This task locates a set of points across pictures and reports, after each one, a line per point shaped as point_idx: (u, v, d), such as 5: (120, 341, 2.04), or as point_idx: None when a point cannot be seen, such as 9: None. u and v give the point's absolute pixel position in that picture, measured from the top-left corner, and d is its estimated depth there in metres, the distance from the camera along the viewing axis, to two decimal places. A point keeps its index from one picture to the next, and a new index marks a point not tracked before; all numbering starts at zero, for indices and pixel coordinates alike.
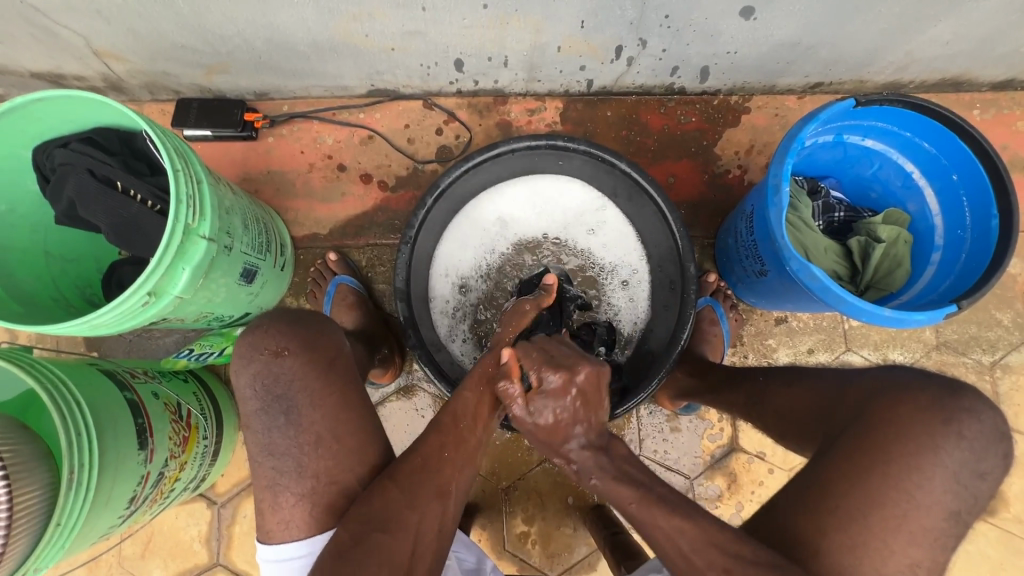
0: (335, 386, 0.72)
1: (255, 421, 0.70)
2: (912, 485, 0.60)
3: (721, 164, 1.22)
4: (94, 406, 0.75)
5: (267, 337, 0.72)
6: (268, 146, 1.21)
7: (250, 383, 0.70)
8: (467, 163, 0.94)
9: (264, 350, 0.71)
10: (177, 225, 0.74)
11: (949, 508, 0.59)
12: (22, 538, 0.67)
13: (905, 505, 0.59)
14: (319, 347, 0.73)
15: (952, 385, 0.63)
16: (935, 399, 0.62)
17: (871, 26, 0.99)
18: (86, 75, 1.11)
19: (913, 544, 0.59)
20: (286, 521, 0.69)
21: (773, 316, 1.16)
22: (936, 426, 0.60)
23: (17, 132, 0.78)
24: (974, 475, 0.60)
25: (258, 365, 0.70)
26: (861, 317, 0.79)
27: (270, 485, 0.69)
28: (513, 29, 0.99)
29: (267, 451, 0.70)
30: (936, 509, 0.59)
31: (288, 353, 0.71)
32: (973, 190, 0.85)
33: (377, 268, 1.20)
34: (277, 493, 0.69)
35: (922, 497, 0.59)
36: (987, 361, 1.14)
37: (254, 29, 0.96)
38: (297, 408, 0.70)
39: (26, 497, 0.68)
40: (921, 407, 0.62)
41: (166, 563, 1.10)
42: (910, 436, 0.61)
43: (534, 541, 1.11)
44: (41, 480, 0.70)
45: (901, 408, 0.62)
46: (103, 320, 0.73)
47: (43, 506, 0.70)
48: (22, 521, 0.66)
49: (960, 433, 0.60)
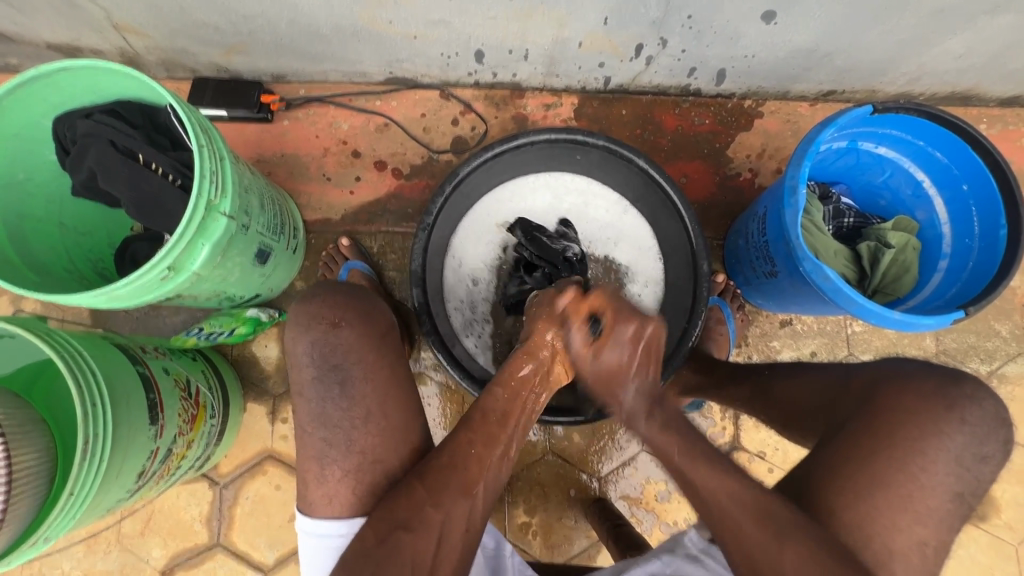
0: None
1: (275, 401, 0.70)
2: (916, 467, 0.61)
3: (732, 166, 1.24)
4: (109, 378, 0.75)
5: (324, 307, 0.70)
6: (283, 128, 1.21)
7: (307, 350, 0.69)
8: (487, 153, 0.95)
9: (322, 321, 0.69)
10: (200, 200, 0.74)
11: (953, 490, 0.61)
12: (21, 507, 0.66)
13: (911, 488, 0.61)
14: (373, 319, 0.72)
15: (955, 374, 0.65)
16: (938, 386, 0.64)
17: (889, 36, 1.00)
18: (104, 49, 1.10)
19: (921, 527, 0.60)
20: (331, 496, 0.68)
21: (778, 318, 1.18)
22: (937, 409, 0.62)
23: (38, 100, 0.77)
24: (977, 459, 0.61)
25: (314, 335, 0.69)
26: (871, 320, 0.80)
27: (318, 456, 0.69)
28: (537, 22, 0.99)
29: (319, 421, 0.69)
30: (938, 490, 0.61)
31: (343, 325, 0.70)
32: (982, 199, 0.87)
33: (388, 255, 1.20)
34: (325, 465, 0.68)
35: (928, 479, 0.61)
36: (985, 370, 1.16)
37: (278, 10, 0.96)
38: (314, 391, 0.69)
39: (24, 466, 0.67)
40: (924, 394, 0.64)
41: (166, 543, 1.10)
42: (914, 423, 0.62)
43: (536, 532, 1.12)
44: (37, 444, 0.70)
45: (902, 395, 0.64)
46: (119, 293, 0.73)
47: (42, 476, 0.70)
48: (20, 485, 0.66)
49: (962, 418, 0.62)
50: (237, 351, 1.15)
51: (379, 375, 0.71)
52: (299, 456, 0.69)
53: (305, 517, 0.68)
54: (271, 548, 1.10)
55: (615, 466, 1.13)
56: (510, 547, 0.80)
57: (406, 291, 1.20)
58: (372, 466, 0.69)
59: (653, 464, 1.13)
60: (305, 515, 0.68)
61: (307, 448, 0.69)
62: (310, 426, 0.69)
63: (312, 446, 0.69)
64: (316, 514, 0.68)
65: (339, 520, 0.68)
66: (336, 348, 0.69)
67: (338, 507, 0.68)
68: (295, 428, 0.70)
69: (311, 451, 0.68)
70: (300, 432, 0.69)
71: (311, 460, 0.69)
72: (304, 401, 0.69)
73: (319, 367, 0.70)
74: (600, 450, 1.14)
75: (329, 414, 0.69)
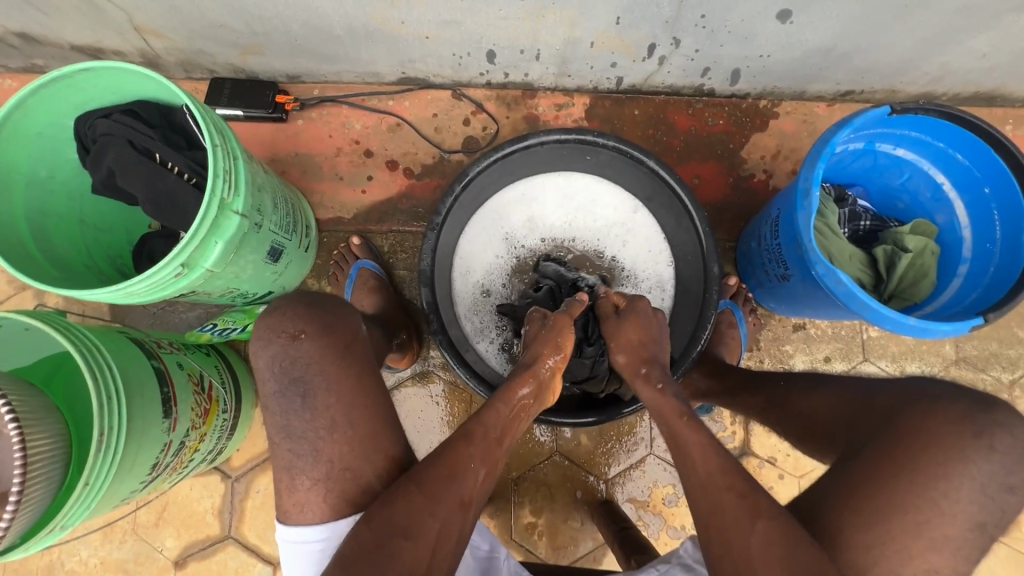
0: (353, 368, 0.72)
1: (278, 397, 0.70)
2: (938, 493, 0.59)
3: (746, 167, 1.22)
4: (124, 372, 0.77)
5: (285, 320, 0.71)
6: (298, 128, 1.23)
7: (268, 364, 0.70)
8: (497, 153, 0.95)
9: (282, 333, 0.71)
10: (213, 199, 0.76)
11: (976, 520, 0.59)
12: (37, 497, 0.68)
13: (931, 514, 0.59)
14: (336, 330, 0.73)
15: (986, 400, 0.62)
16: (965, 413, 0.61)
17: (910, 35, 0.98)
18: (125, 50, 1.13)
19: (935, 550, 0.58)
20: (303, 504, 0.68)
21: (791, 322, 1.16)
22: (965, 439, 0.60)
23: (61, 100, 0.79)
24: (1004, 489, 0.59)
25: (274, 348, 0.70)
26: (885, 325, 0.78)
27: (288, 467, 0.69)
28: (549, 23, 0.99)
29: (284, 434, 0.69)
30: (963, 519, 0.59)
31: (305, 336, 0.71)
32: (1005, 203, 0.85)
33: (398, 254, 1.21)
34: (294, 475, 0.69)
35: (948, 506, 0.59)
36: (1007, 379, 1.13)
37: (293, 12, 0.97)
38: (318, 388, 0.70)
39: (37, 454, 0.69)
40: (952, 420, 0.61)
41: (179, 533, 1.12)
42: (937, 448, 0.60)
43: (541, 532, 1.12)
44: (51, 429, 0.72)
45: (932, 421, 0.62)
46: (135, 289, 0.75)
47: (56, 467, 0.72)
48: (35, 477, 0.68)
49: (991, 446, 0.59)
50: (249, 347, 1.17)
51: (344, 385, 0.71)
52: (291, 459, 0.69)
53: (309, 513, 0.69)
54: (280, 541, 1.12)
55: (623, 469, 1.13)
56: (504, 551, 0.81)
57: (416, 290, 1.21)
58: (376, 464, 0.70)
59: (661, 468, 1.13)
60: (307, 513, 0.68)
61: (278, 459, 0.69)
62: (314, 425, 0.69)
63: (316, 445, 0.69)
64: (319, 510, 0.69)
65: (318, 525, 0.68)
66: (296, 359, 0.70)
67: (343, 506, 0.69)
68: (281, 434, 0.69)
69: (315, 451, 0.69)
70: (292, 434, 0.69)
71: (282, 470, 0.69)
72: (288, 409, 0.69)
73: (325, 367, 0.70)
74: (608, 452, 1.13)
75: (336, 414, 0.69)
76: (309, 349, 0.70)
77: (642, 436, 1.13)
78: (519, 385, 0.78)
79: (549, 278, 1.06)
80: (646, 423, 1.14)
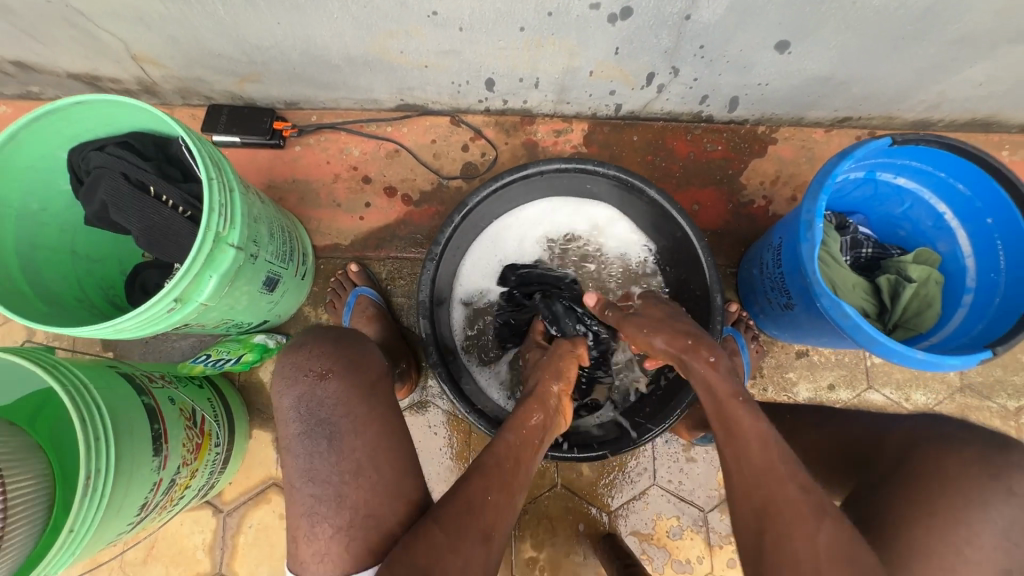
0: (378, 415, 0.72)
1: (298, 444, 0.70)
2: (960, 539, 0.58)
3: (746, 193, 1.22)
4: (113, 410, 0.75)
5: (311, 358, 0.73)
6: (295, 155, 1.22)
7: (294, 405, 0.71)
8: (496, 183, 0.95)
9: (308, 373, 0.72)
10: (209, 232, 0.75)
11: (1002, 565, 0.56)
12: (14, 550, 0.66)
13: (953, 560, 0.57)
14: (362, 367, 0.74)
15: (1001, 441, 0.62)
16: (980, 453, 0.61)
17: (907, 66, 0.98)
18: (122, 78, 1.12)
19: None
20: (322, 554, 0.66)
21: (794, 349, 1.15)
22: (980, 476, 0.59)
23: (54, 133, 0.78)
24: None
25: (301, 390, 0.71)
26: (892, 358, 0.77)
27: (308, 513, 0.68)
28: (547, 52, 0.99)
29: (308, 478, 0.68)
30: (988, 566, 0.56)
31: (331, 375, 0.72)
32: (1008, 234, 0.84)
33: (397, 281, 1.20)
34: (314, 522, 0.67)
35: (972, 552, 0.57)
36: (1012, 406, 1.12)
37: (291, 41, 0.97)
38: (342, 434, 0.69)
39: (20, 495, 0.67)
40: (965, 460, 0.61)
41: (167, 570, 1.08)
42: (954, 489, 0.60)
43: (543, 567, 1.09)
44: (35, 470, 0.70)
45: (947, 462, 0.61)
46: (125, 326, 0.72)
47: (41, 512, 0.69)
48: (14, 523, 0.66)
49: (1011, 489, 0.58)
50: (244, 376, 1.15)
51: (369, 431, 0.71)
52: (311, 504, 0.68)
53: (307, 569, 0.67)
54: None
55: (626, 500, 1.10)
56: None
57: (413, 318, 1.19)
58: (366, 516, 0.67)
59: (664, 499, 1.10)
60: (307, 559, 0.66)
61: (298, 504, 0.68)
62: (319, 478, 0.68)
63: (350, 491, 0.68)
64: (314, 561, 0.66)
65: None
66: (324, 399, 0.71)
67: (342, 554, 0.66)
68: (304, 478, 0.69)
69: (326, 499, 0.67)
70: (315, 478, 0.68)
71: (302, 518, 0.68)
72: (314, 451, 0.69)
73: (331, 415, 0.70)
74: (610, 483, 1.11)
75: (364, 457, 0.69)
76: (340, 389, 0.71)
77: (644, 466, 1.11)
78: (528, 414, 0.80)
79: (535, 283, 1.10)
80: (649, 454, 1.11)
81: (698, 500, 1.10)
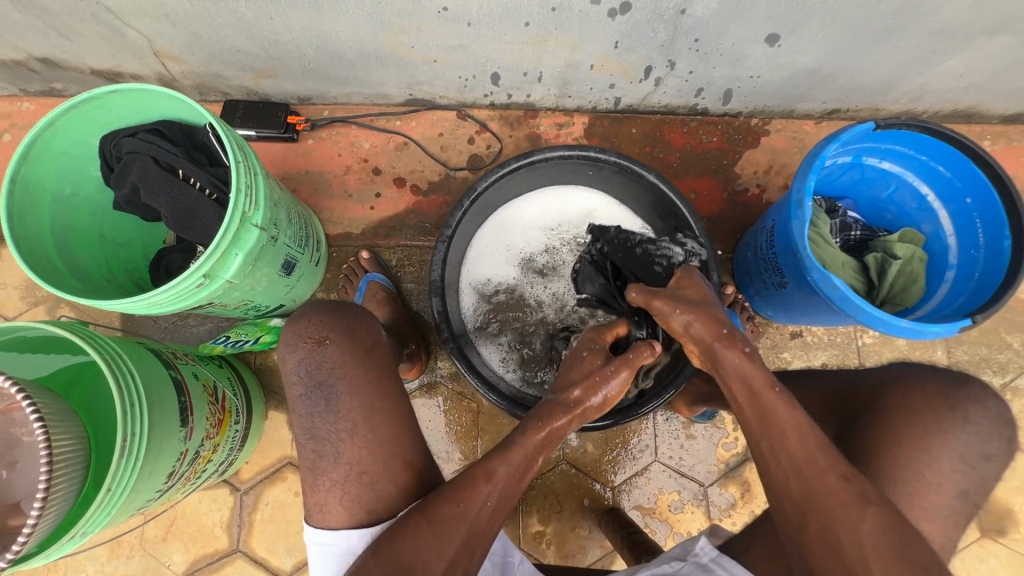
0: (372, 373, 0.75)
1: (299, 405, 0.74)
2: (922, 464, 0.65)
3: (740, 182, 1.27)
4: (145, 380, 0.79)
5: (309, 327, 0.76)
6: (308, 148, 1.27)
7: (296, 367, 0.75)
8: (504, 169, 1.00)
9: (308, 339, 0.75)
10: (236, 212, 0.79)
11: (959, 487, 0.65)
12: (53, 512, 0.69)
13: (917, 485, 0.65)
14: (359, 335, 0.77)
15: (959, 377, 0.69)
16: (941, 390, 0.68)
17: (890, 58, 1.04)
18: (143, 74, 1.18)
19: (927, 518, 0.65)
20: (322, 505, 0.71)
21: (789, 330, 1.20)
22: (940, 409, 0.67)
23: (89, 120, 0.83)
24: (982, 457, 0.65)
25: (301, 354, 0.75)
26: (878, 327, 0.82)
27: (311, 467, 0.72)
28: (551, 47, 1.05)
29: (308, 434, 0.73)
30: (946, 487, 0.65)
31: (329, 342, 0.75)
32: (986, 212, 0.89)
33: (406, 268, 1.24)
34: (316, 476, 0.72)
35: (934, 476, 0.65)
36: (998, 383, 1.17)
37: (308, 37, 1.02)
38: (336, 395, 0.73)
39: (62, 455, 0.71)
40: (928, 395, 0.68)
41: (186, 547, 1.12)
42: (916, 423, 0.67)
43: (549, 541, 1.13)
44: (74, 434, 0.73)
45: (912, 398, 0.68)
46: (158, 299, 0.77)
47: (77, 477, 0.73)
48: (57, 491, 0.69)
49: (966, 417, 0.66)
50: (259, 359, 1.19)
51: (364, 389, 0.74)
52: (313, 461, 0.72)
53: (321, 518, 0.72)
54: (289, 554, 1.12)
55: (628, 476, 1.15)
56: (518, 555, 0.81)
57: (422, 303, 1.24)
58: (381, 472, 0.72)
59: (665, 474, 1.14)
60: (332, 513, 0.71)
61: (302, 460, 0.73)
62: (317, 435, 0.72)
63: (344, 448, 0.72)
64: (335, 514, 0.71)
65: (343, 528, 0.70)
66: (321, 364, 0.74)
67: (365, 508, 0.71)
68: (305, 436, 0.73)
69: (343, 455, 0.72)
70: (314, 436, 0.73)
71: (306, 472, 0.73)
72: (312, 411, 0.73)
73: (328, 377, 0.74)
74: (613, 460, 1.15)
75: (358, 416, 0.72)
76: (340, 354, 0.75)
77: (646, 443, 1.15)
78: (556, 421, 0.77)
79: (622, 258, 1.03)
80: (651, 431, 1.16)
81: (698, 475, 1.14)
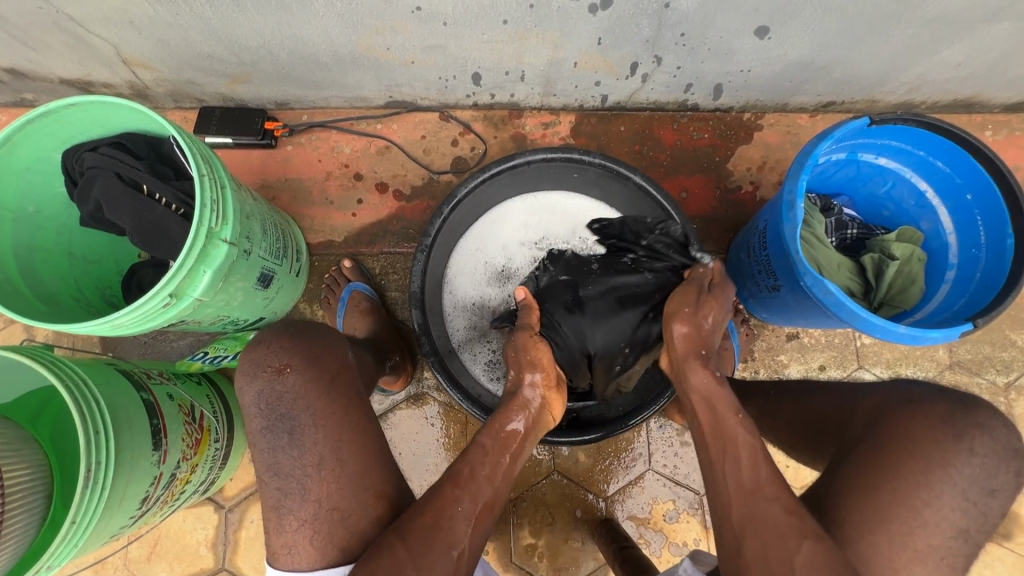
0: (336, 404, 0.72)
1: (261, 440, 0.70)
2: (920, 502, 0.61)
3: (733, 179, 1.23)
4: (111, 404, 0.76)
5: (271, 354, 0.71)
6: (287, 154, 1.24)
7: (255, 401, 0.70)
8: (484, 174, 0.96)
9: (267, 367, 0.70)
10: (201, 228, 0.76)
11: (958, 526, 0.60)
12: (12, 545, 0.68)
13: (913, 525, 0.60)
14: (321, 361, 0.73)
15: (967, 400, 0.64)
16: (947, 415, 0.63)
17: (887, 47, 1.00)
18: (114, 83, 1.14)
19: (918, 561, 0.60)
20: (290, 546, 0.69)
21: (785, 332, 1.16)
22: (944, 438, 0.62)
23: (48, 135, 0.80)
24: (984, 492, 0.61)
25: (261, 382, 0.70)
26: (876, 333, 0.78)
27: (282, 500, 0.69)
28: (532, 44, 1.00)
29: (271, 472, 0.70)
30: (944, 527, 0.60)
31: (291, 370, 0.71)
32: (987, 209, 0.85)
33: (390, 276, 1.22)
34: (295, 504, 0.69)
35: (930, 515, 0.60)
36: (1002, 382, 1.13)
37: (278, 40, 0.98)
38: (299, 429, 0.70)
39: (17, 487, 0.70)
40: (932, 424, 0.63)
41: (171, 567, 1.10)
42: (917, 455, 0.62)
43: (542, 554, 1.10)
44: (30, 462, 0.72)
45: (915, 422, 0.64)
46: (123, 321, 0.74)
47: (38, 506, 0.72)
48: (12, 521, 0.68)
49: (972, 449, 0.61)
50: None
51: (329, 421, 0.71)
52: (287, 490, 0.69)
53: (293, 560, 0.69)
54: None
55: (622, 486, 1.12)
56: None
57: (407, 311, 1.21)
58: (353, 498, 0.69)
59: (660, 483, 1.11)
60: (309, 540, 0.68)
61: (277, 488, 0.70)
62: (281, 472, 0.70)
63: (312, 484, 0.69)
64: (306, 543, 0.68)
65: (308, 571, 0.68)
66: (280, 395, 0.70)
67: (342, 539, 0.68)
68: (268, 473, 0.70)
69: (314, 481, 0.69)
70: (279, 472, 0.70)
71: (270, 511, 0.70)
72: (275, 447, 0.70)
73: (289, 410, 0.70)
74: (606, 469, 1.12)
75: (325, 450, 0.70)
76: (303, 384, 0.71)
77: (641, 451, 1.12)
78: (511, 420, 0.80)
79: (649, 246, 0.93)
80: (645, 439, 1.13)
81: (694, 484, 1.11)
